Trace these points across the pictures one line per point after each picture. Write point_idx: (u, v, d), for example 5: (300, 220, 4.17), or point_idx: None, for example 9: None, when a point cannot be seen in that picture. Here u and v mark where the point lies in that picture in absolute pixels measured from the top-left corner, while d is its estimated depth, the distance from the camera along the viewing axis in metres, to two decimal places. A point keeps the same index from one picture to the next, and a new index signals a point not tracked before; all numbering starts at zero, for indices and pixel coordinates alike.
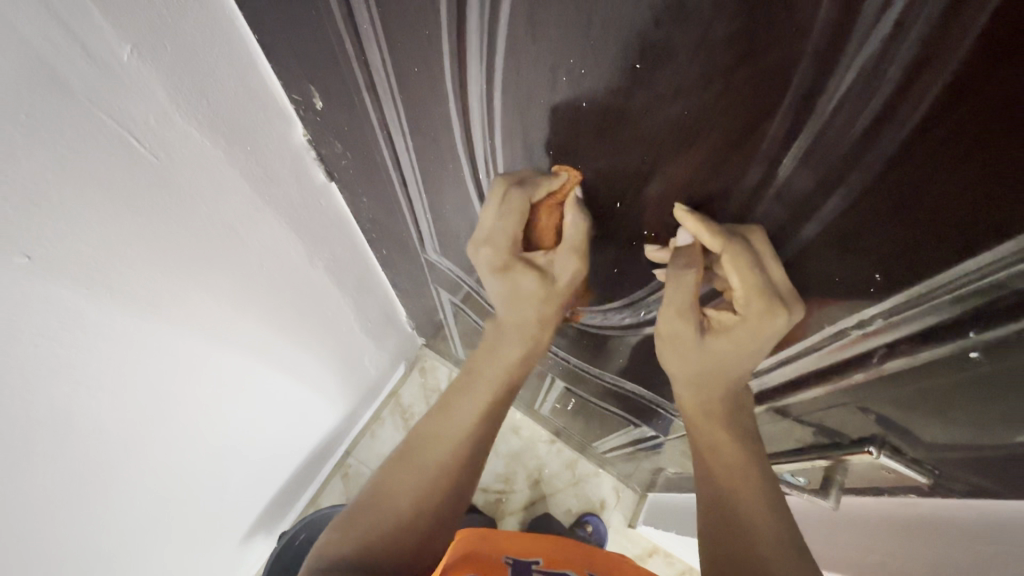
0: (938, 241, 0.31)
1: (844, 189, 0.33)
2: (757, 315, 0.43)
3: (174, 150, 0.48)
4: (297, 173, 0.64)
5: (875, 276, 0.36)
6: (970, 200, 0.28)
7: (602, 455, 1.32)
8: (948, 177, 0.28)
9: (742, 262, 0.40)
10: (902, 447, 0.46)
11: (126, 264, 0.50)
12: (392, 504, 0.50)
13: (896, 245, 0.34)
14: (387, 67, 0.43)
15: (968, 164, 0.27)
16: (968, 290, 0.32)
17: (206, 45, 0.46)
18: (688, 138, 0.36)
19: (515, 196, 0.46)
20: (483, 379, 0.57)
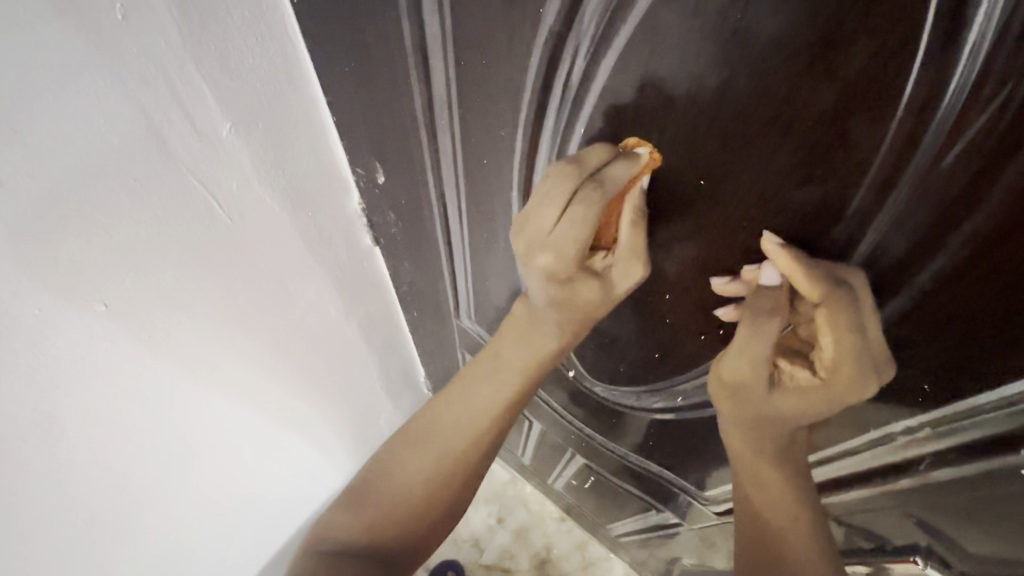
0: (982, 363, 0.30)
1: (884, 308, 0.33)
2: (842, 388, 0.38)
3: (246, 214, 0.51)
4: (347, 236, 0.68)
5: (922, 385, 0.34)
6: (1012, 329, 0.28)
7: (614, 538, 1.26)
8: (998, 299, 0.28)
9: (843, 320, 0.34)
10: (951, 560, 0.42)
11: (184, 314, 0.52)
12: (402, 488, 0.52)
13: (940, 363, 0.33)
14: (456, 155, 0.46)
15: (1016, 297, 0.27)
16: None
17: (290, 123, 0.51)
18: (735, 242, 0.36)
19: (593, 198, 0.37)
20: (501, 379, 0.54)
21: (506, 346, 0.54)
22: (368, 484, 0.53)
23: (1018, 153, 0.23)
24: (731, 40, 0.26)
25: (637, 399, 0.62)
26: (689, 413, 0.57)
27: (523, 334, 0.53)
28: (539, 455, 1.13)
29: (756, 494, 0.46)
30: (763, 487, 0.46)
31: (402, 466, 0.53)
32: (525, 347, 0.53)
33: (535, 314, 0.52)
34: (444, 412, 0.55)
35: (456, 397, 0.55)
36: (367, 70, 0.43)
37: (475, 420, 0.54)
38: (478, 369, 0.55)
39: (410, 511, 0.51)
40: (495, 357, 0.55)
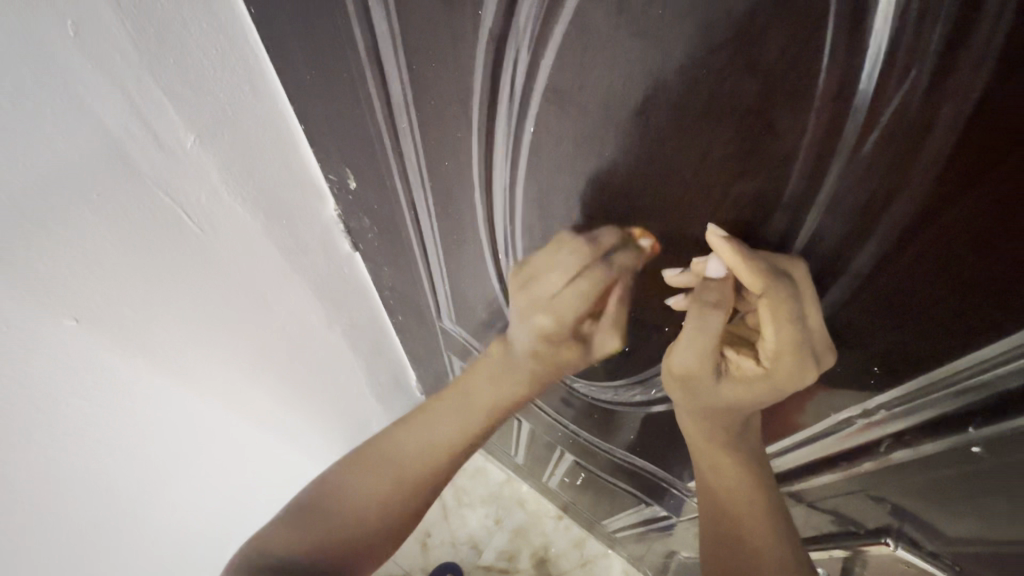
0: (927, 343, 0.31)
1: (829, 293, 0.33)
2: (785, 375, 0.38)
3: (217, 225, 0.52)
4: (324, 244, 0.68)
5: (874, 368, 0.35)
6: (947, 306, 0.28)
7: (612, 534, 1.26)
8: (935, 277, 0.28)
9: (784, 314, 0.34)
10: (922, 541, 0.42)
11: (157, 326, 0.52)
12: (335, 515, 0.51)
13: (886, 344, 0.33)
14: (420, 160, 0.46)
15: (949, 275, 0.27)
16: (971, 384, 0.31)
17: (256, 133, 0.50)
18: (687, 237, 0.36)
19: (583, 153, 0.35)
20: (474, 389, 0.55)
21: (475, 388, 0.55)
22: (317, 512, 0.51)
23: (935, 133, 0.23)
24: (662, 38, 0.26)
25: (615, 394, 0.63)
26: (665, 405, 0.58)
27: (540, 295, 0.47)
28: (531, 454, 1.14)
29: (718, 484, 0.46)
30: (725, 477, 0.46)
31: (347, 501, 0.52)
32: (492, 387, 0.55)
33: (552, 292, 0.46)
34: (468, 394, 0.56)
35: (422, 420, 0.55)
36: (327, 78, 0.43)
37: (428, 457, 0.53)
38: (450, 397, 0.56)
39: (363, 525, 0.51)
40: (466, 393, 0.55)
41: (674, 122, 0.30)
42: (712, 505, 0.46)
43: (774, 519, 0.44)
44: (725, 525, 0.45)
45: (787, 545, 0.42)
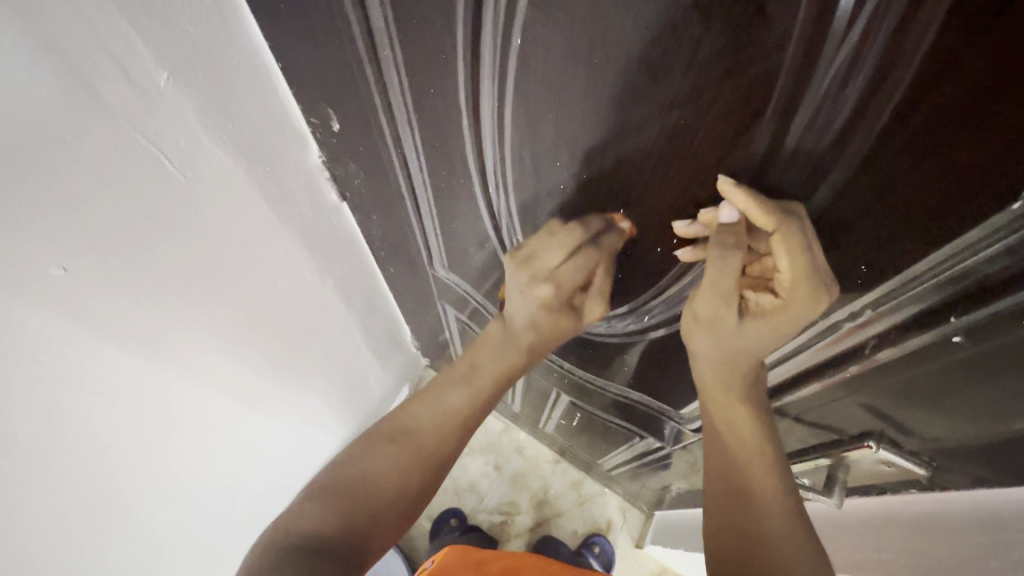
0: (916, 231, 0.31)
1: (821, 191, 0.34)
2: (801, 299, 0.39)
3: (202, 169, 0.50)
4: (310, 192, 0.66)
5: (861, 267, 0.36)
6: (937, 192, 0.29)
7: (608, 473, 1.32)
8: (927, 159, 0.28)
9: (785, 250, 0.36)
10: (900, 439, 0.43)
11: (148, 274, 0.52)
12: (358, 498, 0.53)
13: (877, 236, 0.33)
14: (404, 88, 0.44)
15: (940, 153, 0.27)
16: (959, 270, 0.31)
17: (233, 73, 0.47)
18: (681, 149, 0.36)
19: (594, 254, 0.50)
20: (480, 369, 0.60)
21: (484, 360, 0.61)
22: (334, 488, 0.53)
23: (923, 10, 0.23)
24: None
25: (609, 324, 0.64)
26: (659, 331, 0.59)
27: (495, 346, 0.61)
28: (528, 401, 1.17)
29: (729, 437, 0.49)
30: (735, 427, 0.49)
31: (371, 465, 0.55)
32: (493, 360, 0.60)
33: (511, 332, 0.60)
34: (480, 354, 0.61)
35: (452, 370, 0.61)
36: (301, 5, 0.41)
37: (446, 417, 0.58)
38: (457, 372, 0.61)
39: (383, 495, 0.54)
40: (470, 364, 0.61)
41: (665, 20, 0.28)
42: (715, 444, 0.50)
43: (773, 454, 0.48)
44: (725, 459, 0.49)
45: (783, 490, 0.46)
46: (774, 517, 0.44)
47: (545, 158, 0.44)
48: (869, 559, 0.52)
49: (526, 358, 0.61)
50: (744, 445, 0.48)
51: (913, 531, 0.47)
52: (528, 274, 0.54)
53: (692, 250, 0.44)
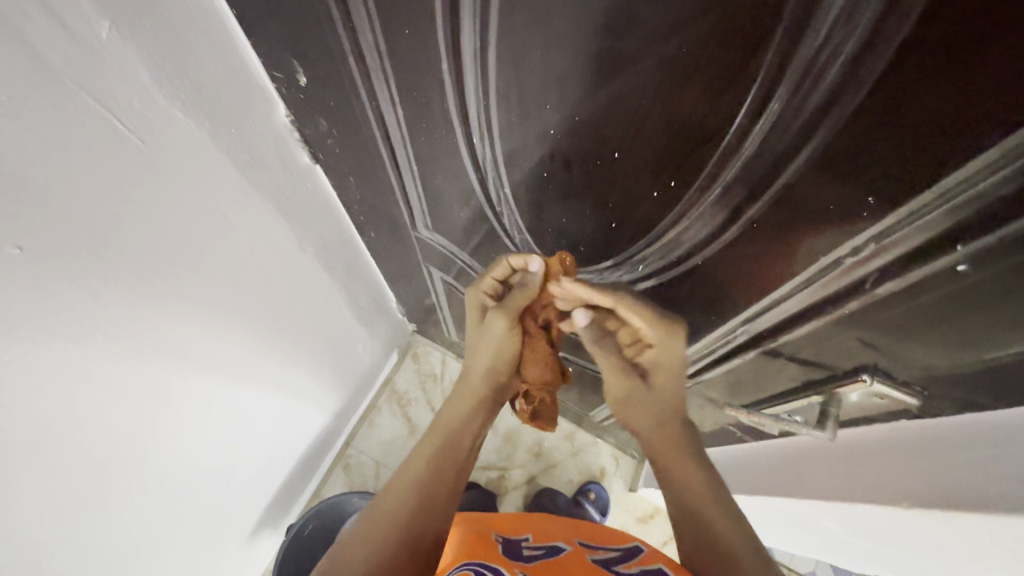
0: (918, 168, 0.29)
1: (817, 135, 0.31)
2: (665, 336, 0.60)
3: (158, 134, 0.46)
4: (281, 155, 0.64)
5: (867, 200, 0.32)
6: (943, 125, 0.26)
7: (599, 424, 1.36)
8: (933, 94, 0.25)
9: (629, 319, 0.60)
10: (894, 370, 0.44)
11: (115, 251, 0.47)
12: (382, 540, 0.50)
13: (874, 177, 0.31)
14: (376, 32, 0.41)
15: (949, 88, 0.25)
16: (965, 197, 0.29)
17: (184, 23, 0.44)
18: (676, 89, 0.33)
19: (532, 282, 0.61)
20: (480, 382, 0.65)
21: (476, 389, 0.64)
22: (365, 546, 0.49)
23: None
24: None
25: (601, 277, 0.64)
26: (652, 281, 0.59)
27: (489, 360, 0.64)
28: None
29: (656, 433, 0.64)
30: (689, 484, 0.58)
31: (392, 496, 0.54)
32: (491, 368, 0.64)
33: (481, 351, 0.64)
34: (470, 381, 0.65)
35: (450, 406, 0.64)
36: None
37: (460, 435, 0.61)
38: (460, 390, 0.65)
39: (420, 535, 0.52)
40: (471, 376, 0.65)
41: None
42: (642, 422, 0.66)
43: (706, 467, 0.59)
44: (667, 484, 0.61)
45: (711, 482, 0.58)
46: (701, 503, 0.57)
47: (532, 104, 0.41)
48: (854, 486, 0.53)
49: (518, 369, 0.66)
50: (687, 475, 0.59)
51: (900, 457, 0.49)
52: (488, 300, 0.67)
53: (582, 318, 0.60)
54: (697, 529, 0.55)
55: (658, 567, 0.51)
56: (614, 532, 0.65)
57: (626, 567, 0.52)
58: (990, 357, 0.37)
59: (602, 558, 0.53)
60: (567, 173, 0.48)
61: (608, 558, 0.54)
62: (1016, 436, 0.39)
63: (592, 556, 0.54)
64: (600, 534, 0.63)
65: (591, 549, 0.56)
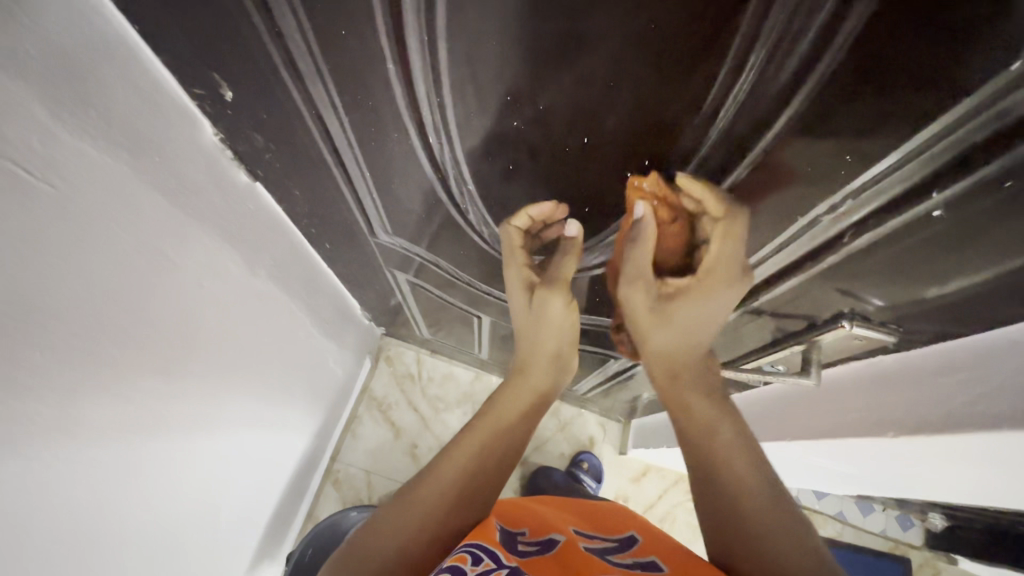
0: (899, 120, 0.28)
1: (795, 102, 0.30)
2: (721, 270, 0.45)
3: (72, 176, 0.40)
4: (217, 177, 0.58)
5: (845, 157, 0.32)
6: (927, 75, 0.26)
7: (581, 396, 1.38)
8: (917, 45, 0.25)
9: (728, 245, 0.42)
10: (870, 313, 0.45)
11: (46, 315, 0.42)
12: (403, 524, 0.48)
13: (857, 128, 0.30)
14: (309, 37, 0.38)
15: (937, 37, 0.24)
16: (939, 147, 0.29)
17: (88, 53, 0.38)
18: (647, 66, 0.32)
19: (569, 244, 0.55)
20: (529, 373, 0.60)
21: (534, 380, 0.60)
22: (393, 526, 0.48)
23: None
24: None
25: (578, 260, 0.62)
26: None
27: (539, 344, 0.60)
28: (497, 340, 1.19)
29: (694, 411, 0.48)
30: (735, 483, 0.44)
31: (435, 474, 0.51)
32: (541, 350, 0.60)
33: (523, 324, 0.61)
34: (530, 365, 0.60)
35: (503, 401, 0.58)
36: None
37: (509, 435, 0.56)
38: (510, 383, 0.60)
39: (443, 524, 0.49)
40: (522, 367, 0.61)
41: None
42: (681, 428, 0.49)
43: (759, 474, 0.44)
44: (706, 478, 0.46)
45: (759, 484, 0.44)
46: (731, 473, 0.45)
47: (489, 97, 0.39)
48: (840, 421, 0.55)
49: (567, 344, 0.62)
50: (717, 444, 0.46)
51: (880, 389, 0.51)
52: (512, 259, 0.59)
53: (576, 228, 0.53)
54: (717, 509, 0.45)
55: (652, 558, 0.47)
56: (615, 518, 0.62)
57: (620, 558, 0.48)
58: (962, 291, 0.38)
59: (598, 549, 0.49)
60: (533, 163, 0.46)
61: (604, 548, 0.50)
62: (988, 358, 0.41)
63: (587, 545, 0.51)
64: (604, 521, 0.60)
65: (588, 539, 0.53)
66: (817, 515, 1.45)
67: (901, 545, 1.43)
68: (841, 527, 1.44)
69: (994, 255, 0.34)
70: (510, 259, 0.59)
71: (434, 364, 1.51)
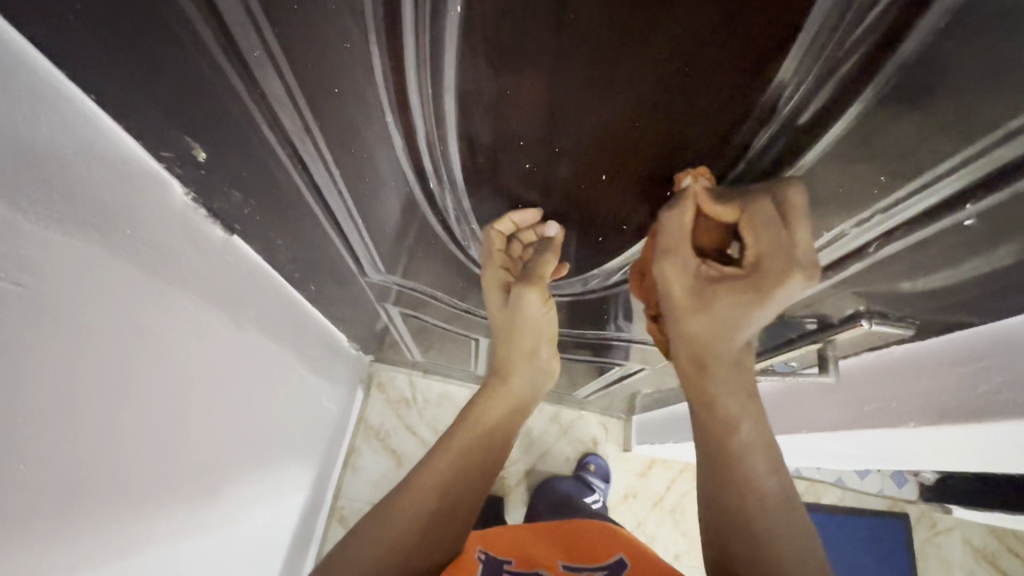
0: (937, 143, 0.28)
1: (820, 139, 0.30)
2: (774, 266, 0.34)
3: (46, 270, 0.37)
4: (189, 237, 0.52)
5: (879, 178, 0.31)
6: (968, 105, 0.25)
7: (581, 400, 1.38)
8: (959, 79, 0.24)
9: (791, 225, 0.33)
10: (886, 309, 0.46)
11: (28, 422, 0.38)
12: (388, 525, 0.47)
13: (892, 152, 0.29)
14: (299, 93, 0.36)
15: (984, 72, 0.23)
16: (978, 163, 0.28)
17: (52, 138, 0.34)
18: (669, 107, 0.31)
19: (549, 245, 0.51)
20: (509, 380, 0.58)
21: (513, 386, 0.58)
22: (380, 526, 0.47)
23: None
24: None
25: (584, 282, 0.61)
26: None
27: (517, 350, 0.58)
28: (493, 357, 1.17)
29: (714, 411, 0.42)
30: (748, 495, 0.40)
31: (417, 479, 0.50)
32: (519, 356, 0.58)
33: (500, 327, 0.58)
34: (511, 372, 0.58)
35: (482, 407, 0.56)
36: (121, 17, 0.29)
37: (486, 448, 0.54)
38: (490, 389, 0.58)
39: (425, 529, 0.48)
40: (500, 371, 0.59)
41: None
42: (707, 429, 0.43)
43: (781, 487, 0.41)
44: (720, 477, 0.42)
45: (779, 502, 0.40)
46: (750, 468, 0.41)
47: (494, 139, 0.38)
48: (862, 412, 0.56)
49: (548, 351, 0.59)
50: (737, 449, 0.41)
51: (898, 378, 0.52)
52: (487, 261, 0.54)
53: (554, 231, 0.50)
54: (726, 521, 0.41)
55: None
56: (606, 536, 0.59)
57: None
58: (983, 287, 0.39)
59: None
60: (543, 195, 0.46)
61: None
62: (1009, 346, 0.41)
63: None
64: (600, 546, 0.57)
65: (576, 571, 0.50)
66: (818, 484, 1.49)
67: (900, 503, 1.49)
68: (842, 493, 1.49)
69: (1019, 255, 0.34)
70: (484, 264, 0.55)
71: (428, 385, 1.49)
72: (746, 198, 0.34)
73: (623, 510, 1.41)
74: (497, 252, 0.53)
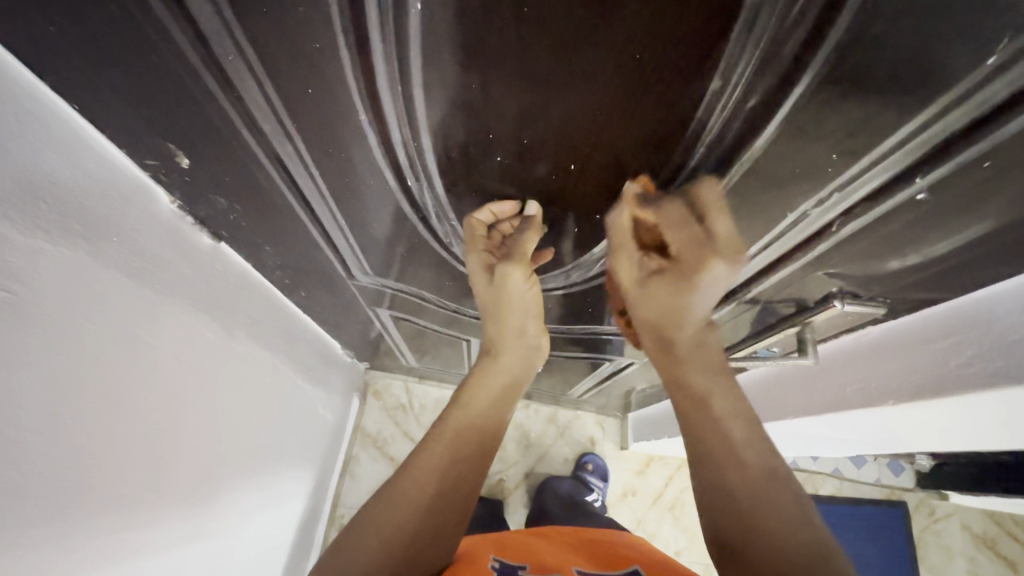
0: (881, 119, 0.29)
1: (774, 120, 0.31)
2: (692, 251, 0.41)
3: (37, 278, 0.37)
4: (177, 245, 0.53)
5: (833, 156, 0.33)
6: (902, 81, 0.27)
7: (577, 400, 1.38)
8: (892, 57, 0.25)
9: (706, 222, 0.38)
10: (858, 290, 0.47)
11: (19, 428, 0.39)
12: (395, 504, 0.46)
13: (841, 130, 0.31)
14: (273, 95, 0.37)
15: (915, 47, 0.25)
16: (922, 136, 0.29)
17: (40, 149, 0.35)
18: (629, 94, 0.32)
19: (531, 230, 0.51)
20: (501, 356, 0.59)
21: (504, 364, 0.59)
22: (385, 506, 0.47)
23: None
24: None
25: (569, 275, 0.62)
26: None
27: (506, 324, 0.59)
28: None
29: (691, 390, 0.44)
30: (727, 461, 0.41)
31: (420, 460, 0.50)
32: (508, 332, 0.60)
33: (487, 306, 0.59)
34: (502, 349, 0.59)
35: (474, 384, 0.56)
36: (97, 27, 0.30)
37: (486, 420, 0.54)
38: (480, 367, 0.58)
39: (430, 508, 0.47)
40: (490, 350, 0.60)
41: None
42: (684, 405, 0.44)
43: (761, 450, 0.41)
44: (704, 459, 0.42)
45: (766, 468, 0.40)
46: (733, 442, 0.41)
47: (466, 134, 0.39)
48: (844, 394, 0.57)
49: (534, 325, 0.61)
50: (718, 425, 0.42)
51: (877, 358, 0.53)
52: (469, 247, 0.54)
53: (535, 213, 0.50)
54: (712, 496, 0.41)
55: None
56: (618, 553, 0.58)
57: None
58: (944, 260, 0.40)
59: None
60: (519, 190, 0.47)
61: None
62: (977, 317, 0.43)
63: None
64: (609, 555, 0.58)
65: None
66: (816, 476, 1.50)
67: (898, 491, 1.50)
68: (840, 483, 1.50)
69: (973, 227, 0.35)
70: (466, 250, 0.55)
71: (425, 391, 1.49)
72: (662, 203, 0.39)
73: (622, 508, 1.42)
74: (478, 238, 0.54)
